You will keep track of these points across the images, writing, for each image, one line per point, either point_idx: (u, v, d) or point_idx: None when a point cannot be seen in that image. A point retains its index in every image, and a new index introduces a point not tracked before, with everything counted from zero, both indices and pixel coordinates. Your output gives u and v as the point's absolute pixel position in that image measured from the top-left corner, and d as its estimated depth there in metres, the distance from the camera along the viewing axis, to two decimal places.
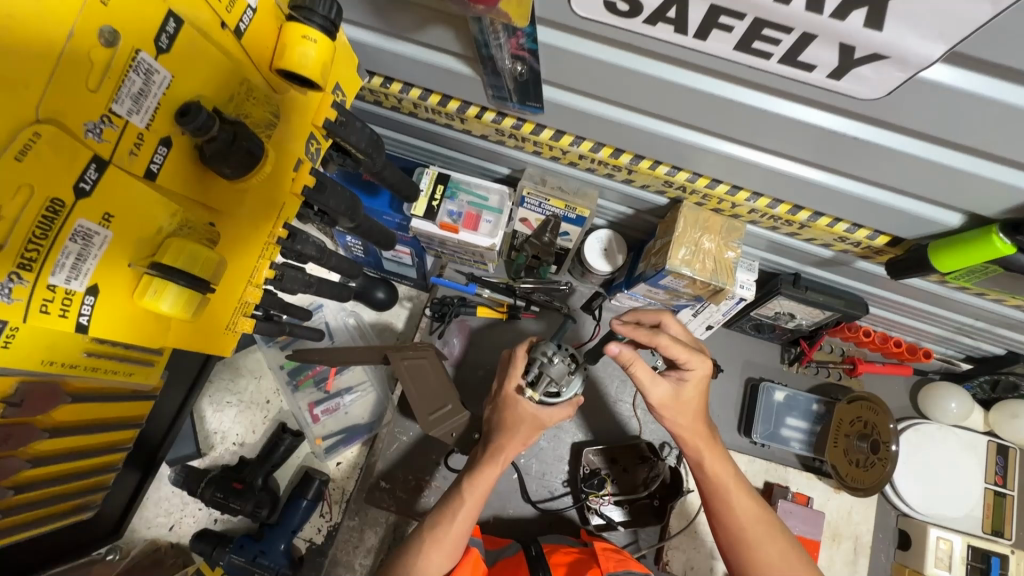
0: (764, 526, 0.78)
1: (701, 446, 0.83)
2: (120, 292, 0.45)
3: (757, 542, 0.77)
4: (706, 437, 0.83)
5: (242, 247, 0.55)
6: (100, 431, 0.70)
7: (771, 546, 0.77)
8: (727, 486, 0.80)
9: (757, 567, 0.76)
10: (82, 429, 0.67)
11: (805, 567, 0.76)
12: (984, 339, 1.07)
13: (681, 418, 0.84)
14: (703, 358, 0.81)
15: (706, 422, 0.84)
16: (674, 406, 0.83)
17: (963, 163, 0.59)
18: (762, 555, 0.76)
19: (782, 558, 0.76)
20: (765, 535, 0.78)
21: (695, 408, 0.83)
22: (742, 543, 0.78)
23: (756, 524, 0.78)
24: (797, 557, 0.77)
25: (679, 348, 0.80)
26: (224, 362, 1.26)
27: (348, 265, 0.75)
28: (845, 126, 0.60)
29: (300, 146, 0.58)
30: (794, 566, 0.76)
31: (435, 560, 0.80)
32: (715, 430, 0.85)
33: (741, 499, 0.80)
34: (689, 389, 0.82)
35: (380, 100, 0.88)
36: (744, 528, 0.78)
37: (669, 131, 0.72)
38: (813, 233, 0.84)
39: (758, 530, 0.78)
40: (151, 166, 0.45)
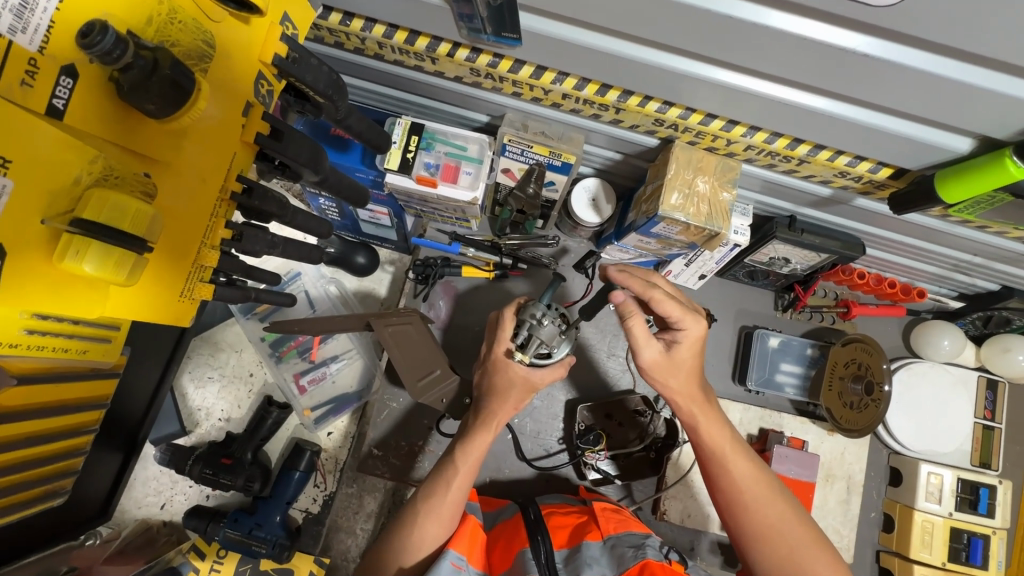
0: (764, 489, 0.76)
1: (695, 411, 0.81)
2: (35, 253, 0.40)
3: (755, 506, 0.75)
4: (699, 401, 0.82)
5: (189, 203, 0.49)
6: (56, 415, 0.65)
7: (771, 508, 0.75)
8: (723, 450, 0.79)
9: (757, 530, 0.74)
10: (36, 413, 0.62)
11: (806, 529, 0.74)
12: (979, 275, 1.05)
13: (674, 381, 0.82)
14: (696, 317, 0.79)
15: (701, 387, 0.82)
16: (668, 368, 0.81)
17: (979, 79, 0.55)
18: (762, 519, 0.74)
19: (782, 520, 0.74)
20: (765, 498, 0.75)
21: (688, 371, 0.81)
22: (740, 508, 0.76)
23: (754, 487, 0.76)
24: (797, 519, 0.74)
25: (674, 305, 0.78)
26: (201, 337, 1.20)
27: (319, 224, 0.68)
28: (855, 42, 0.54)
29: (247, 86, 0.51)
30: (795, 528, 0.74)
31: (428, 529, 0.78)
32: (711, 395, 0.83)
33: (738, 462, 0.78)
34: (682, 351, 0.80)
35: (341, 41, 0.80)
36: (741, 492, 0.76)
37: (661, 59, 0.66)
38: (812, 170, 0.79)
39: (757, 494, 0.76)
40: (55, 101, 0.38)
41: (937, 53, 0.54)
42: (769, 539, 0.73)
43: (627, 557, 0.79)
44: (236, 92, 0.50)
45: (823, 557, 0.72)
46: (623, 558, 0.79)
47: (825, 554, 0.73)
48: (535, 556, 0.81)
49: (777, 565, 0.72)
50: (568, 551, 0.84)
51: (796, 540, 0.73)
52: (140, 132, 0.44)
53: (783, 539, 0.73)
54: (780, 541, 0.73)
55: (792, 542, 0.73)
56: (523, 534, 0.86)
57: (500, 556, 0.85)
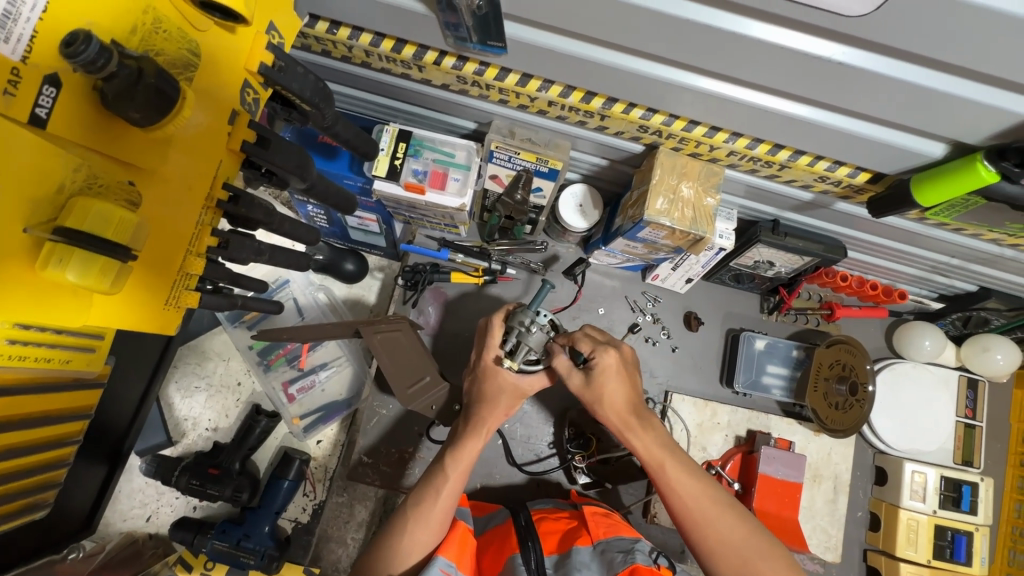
0: (709, 501, 0.77)
1: (632, 431, 0.83)
2: (17, 262, 0.39)
3: (705, 521, 0.76)
4: (635, 423, 0.83)
5: (173, 210, 0.49)
6: (39, 426, 0.64)
7: (717, 519, 0.76)
8: (661, 463, 0.80)
9: (710, 543, 0.75)
10: (19, 425, 0.61)
11: (756, 535, 0.75)
12: (957, 276, 1.07)
13: (605, 407, 0.84)
14: (608, 348, 0.83)
15: (635, 410, 0.84)
16: (593, 396, 0.85)
17: (949, 87, 0.56)
18: (713, 531, 0.75)
19: (730, 531, 0.75)
20: (710, 509, 0.76)
21: (615, 399, 0.84)
22: (690, 526, 0.76)
23: (699, 500, 0.77)
24: (744, 527, 0.75)
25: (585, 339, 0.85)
26: (188, 346, 1.19)
27: (307, 231, 0.68)
28: (829, 51, 0.56)
29: (234, 94, 0.52)
30: (744, 537, 0.74)
31: (418, 536, 0.78)
32: (651, 414, 0.84)
33: (680, 479, 0.78)
34: (599, 379, 0.83)
35: (328, 50, 0.81)
36: (688, 506, 0.77)
37: (644, 68, 0.67)
38: (794, 174, 0.81)
39: (701, 506, 0.77)
40: (38, 110, 0.38)
41: (909, 61, 0.56)
42: (723, 553, 0.74)
43: (616, 561, 0.79)
44: (221, 100, 0.51)
45: (775, 562, 0.73)
46: (612, 562, 0.79)
47: (777, 559, 0.73)
48: (526, 562, 0.80)
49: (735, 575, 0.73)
50: (558, 557, 0.84)
51: (749, 548, 0.73)
52: (125, 140, 0.44)
53: (734, 551, 0.73)
54: (732, 552, 0.74)
55: (744, 551, 0.73)
56: (514, 540, 0.85)
57: (490, 563, 0.84)
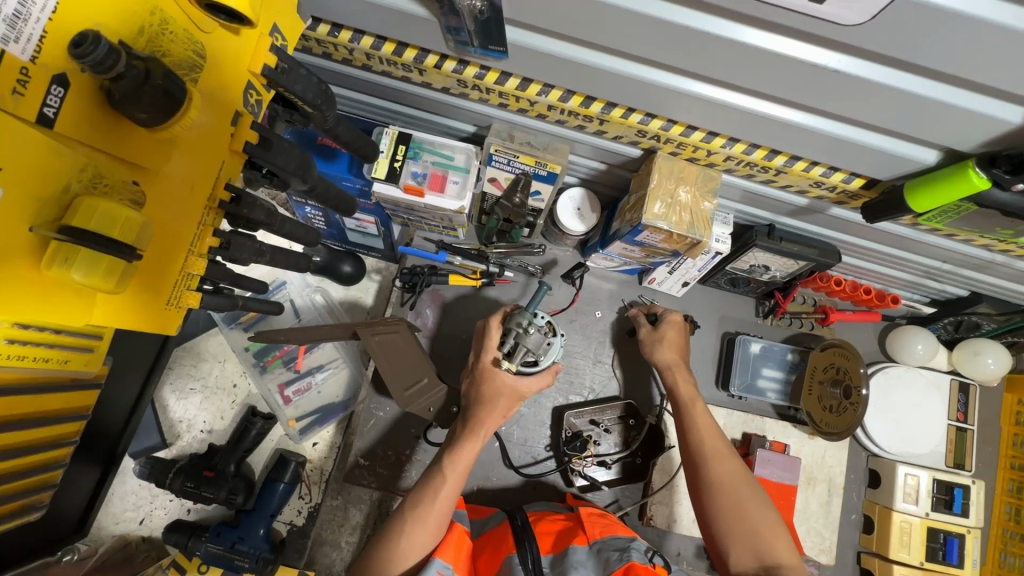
0: (723, 443, 0.83)
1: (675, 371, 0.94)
2: (23, 261, 0.39)
3: (715, 455, 0.81)
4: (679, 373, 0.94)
5: (177, 211, 0.49)
6: (35, 427, 0.64)
7: (727, 457, 0.81)
8: (693, 403, 0.89)
9: (714, 472, 0.79)
10: (16, 426, 0.61)
11: (756, 487, 0.78)
12: (949, 281, 1.09)
13: (659, 354, 0.97)
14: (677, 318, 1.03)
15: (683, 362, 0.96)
16: (655, 340, 0.97)
17: (941, 94, 0.58)
18: (718, 463, 0.80)
19: (735, 469, 0.80)
20: (723, 448, 0.82)
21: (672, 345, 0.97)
22: (699, 453, 0.82)
23: (713, 438, 0.83)
24: (748, 474, 0.79)
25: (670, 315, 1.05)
26: (184, 348, 1.19)
27: (307, 232, 0.68)
28: (825, 59, 0.57)
29: (237, 96, 0.52)
30: (746, 480, 0.79)
31: (416, 538, 0.78)
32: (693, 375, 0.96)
33: (704, 419, 0.86)
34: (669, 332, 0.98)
35: (329, 52, 0.81)
36: (702, 439, 0.83)
37: (643, 73, 0.68)
38: (789, 180, 0.82)
39: (716, 441, 0.83)
40: (46, 109, 0.38)
41: (902, 69, 0.57)
42: (722, 487, 0.78)
43: (612, 560, 0.79)
44: (224, 101, 0.51)
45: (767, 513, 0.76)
46: (608, 561, 0.79)
47: (770, 510, 0.76)
48: (523, 561, 0.80)
49: (726, 505, 0.76)
50: (554, 556, 0.84)
51: (743, 490, 0.77)
52: (131, 140, 0.44)
53: (732, 488, 0.77)
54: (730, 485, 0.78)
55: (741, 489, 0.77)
56: (511, 540, 0.85)
57: (487, 563, 0.84)
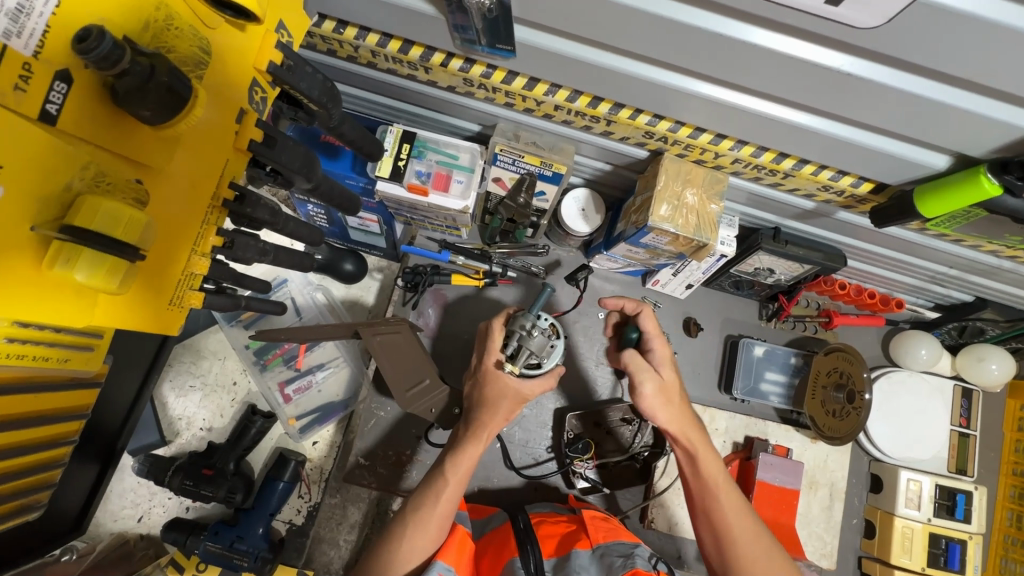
0: (749, 520, 0.77)
1: (689, 436, 0.81)
2: (23, 261, 0.38)
3: (745, 542, 0.75)
4: (690, 428, 0.82)
5: (180, 210, 0.48)
6: (35, 425, 0.63)
7: (756, 541, 0.75)
8: (715, 476, 0.79)
9: (742, 561, 0.74)
10: (15, 424, 0.60)
11: (785, 570, 0.75)
12: (954, 287, 1.08)
13: (664, 411, 0.83)
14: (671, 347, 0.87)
15: (693, 417, 0.83)
16: (660, 398, 0.82)
17: (954, 99, 0.57)
18: (747, 553, 0.75)
19: (764, 555, 0.75)
20: (751, 531, 0.76)
21: (676, 403, 0.83)
22: (727, 542, 0.76)
23: (741, 520, 0.77)
24: (777, 557, 0.75)
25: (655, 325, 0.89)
26: (184, 345, 1.18)
27: (310, 231, 0.67)
28: (837, 61, 0.56)
29: (242, 94, 0.51)
30: (776, 567, 0.74)
31: (417, 543, 0.77)
32: (701, 422, 0.84)
33: (728, 495, 0.78)
34: (670, 376, 0.84)
35: (334, 49, 0.80)
36: (729, 525, 0.76)
37: (652, 74, 0.67)
38: (797, 183, 0.81)
39: (742, 522, 0.76)
40: (48, 106, 0.37)
41: (915, 73, 0.57)
42: None
43: (615, 566, 0.79)
44: (229, 98, 0.50)
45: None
46: (611, 566, 0.79)
47: None
48: (524, 565, 0.80)
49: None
50: (557, 560, 0.84)
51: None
52: (135, 138, 0.43)
53: None
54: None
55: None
56: (513, 543, 0.85)
57: (489, 565, 0.84)
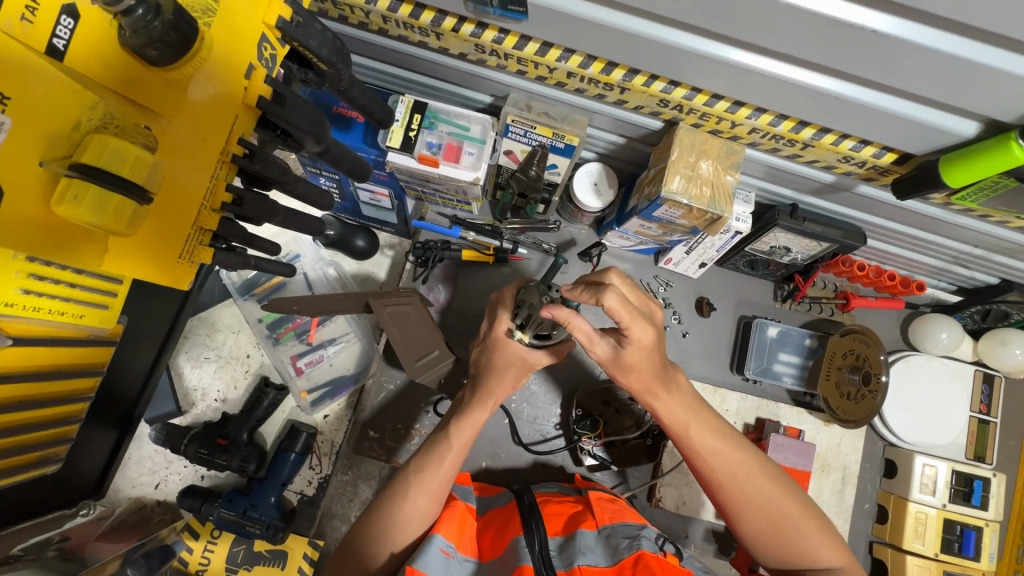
0: (736, 463, 0.76)
1: (656, 395, 0.78)
2: (33, 194, 0.41)
3: (731, 479, 0.75)
4: (658, 383, 0.77)
5: (189, 160, 0.49)
6: (52, 378, 0.65)
7: (748, 480, 0.75)
8: (687, 429, 0.78)
9: (740, 505, 0.75)
10: (34, 375, 0.62)
11: (789, 498, 0.74)
12: (979, 268, 1.05)
13: (631, 375, 0.77)
14: (645, 325, 0.70)
15: (661, 374, 0.77)
16: (620, 367, 0.76)
17: (986, 58, 0.55)
18: (736, 488, 0.75)
19: (760, 492, 0.74)
20: (738, 470, 0.75)
21: (642, 369, 0.75)
22: (716, 482, 0.76)
23: (722, 460, 0.76)
24: (776, 489, 0.74)
25: (626, 310, 0.68)
26: (199, 318, 1.19)
27: (319, 194, 0.67)
28: (863, 17, 0.54)
29: (251, 47, 0.51)
30: (776, 502, 0.74)
31: (418, 505, 0.78)
32: (669, 366, 0.79)
33: (703, 437, 0.77)
34: (631, 353, 0.73)
35: (345, 15, 0.80)
36: (712, 467, 0.77)
37: (666, 36, 0.66)
38: (816, 154, 0.79)
39: (728, 469, 0.76)
40: (55, 41, 0.40)
41: (945, 30, 0.54)
42: (752, 512, 0.74)
43: (621, 548, 0.78)
44: (236, 50, 0.50)
45: (808, 524, 0.73)
46: (617, 549, 0.78)
47: (802, 507, 0.74)
48: (529, 544, 0.79)
49: (765, 538, 0.74)
50: (562, 539, 0.83)
51: (774, 506, 0.74)
52: (141, 82, 0.45)
53: (763, 510, 0.74)
54: (761, 515, 0.74)
55: (776, 514, 0.73)
56: (518, 522, 0.84)
57: (493, 541, 0.84)
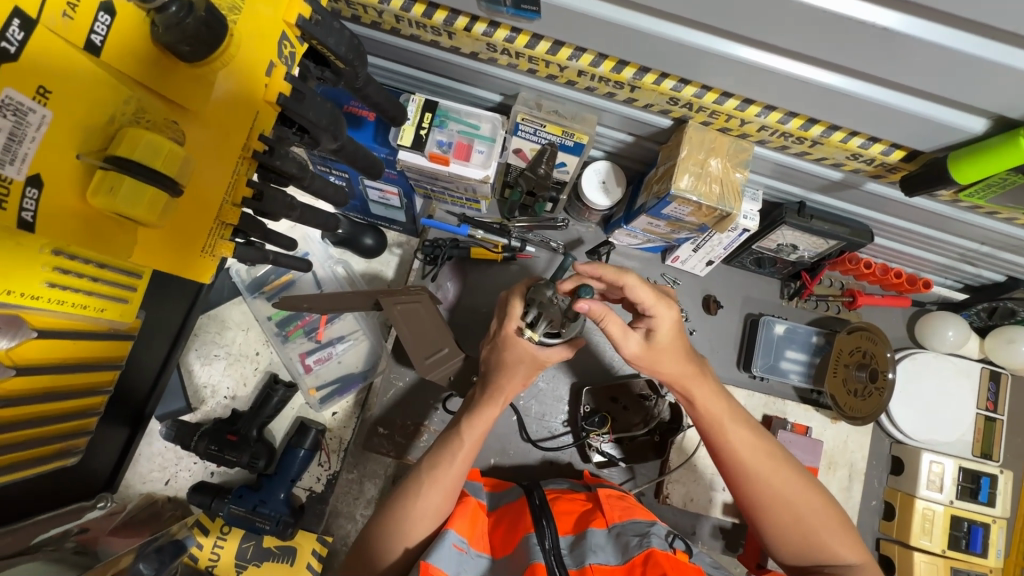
0: (767, 457, 0.76)
1: (690, 384, 0.79)
2: (68, 186, 0.42)
3: (761, 475, 0.75)
4: (691, 375, 0.78)
5: (214, 154, 0.50)
6: (74, 370, 0.66)
7: (776, 477, 0.75)
8: (720, 420, 0.78)
9: (766, 501, 0.75)
10: (56, 368, 0.63)
11: (814, 496, 0.75)
12: (985, 265, 1.05)
13: (663, 366, 0.78)
14: (669, 304, 0.75)
15: (692, 360, 0.79)
16: (652, 357, 0.78)
17: (997, 55, 0.55)
18: (765, 484, 0.75)
19: (788, 489, 0.74)
20: (768, 467, 0.75)
21: (674, 355, 0.77)
22: (744, 477, 0.76)
23: (754, 455, 0.76)
24: (804, 486, 0.75)
25: (647, 290, 0.73)
26: (209, 315, 1.21)
27: (335, 191, 0.68)
28: (876, 15, 0.55)
29: (272, 44, 0.52)
30: (803, 498, 0.74)
31: (432, 502, 0.79)
32: (702, 361, 0.80)
33: (736, 431, 0.77)
34: (663, 337, 0.76)
35: (359, 15, 0.81)
36: (742, 462, 0.76)
37: (678, 34, 0.66)
38: (824, 152, 0.80)
39: (760, 463, 0.76)
40: (93, 36, 0.41)
41: (956, 27, 0.55)
42: (777, 508, 0.74)
43: (631, 546, 0.79)
44: (260, 47, 0.51)
45: (830, 522, 0.74)
46: (627, 546, 0.79)
47: (826, 506, 0.75)
48: (540, 542, 0.80)
49: (787, 532, 0.74)
50: (573, 537, 0.84)
51: (801, 504, 0.74)
52: (171, 77, 0.46)
53: (789, 506, 0.74)
54: (786, 510, 0.74)
55: (801, 510, 0.74)
56: (529, 519, 0.85)
57: (504, 537, 0.85)
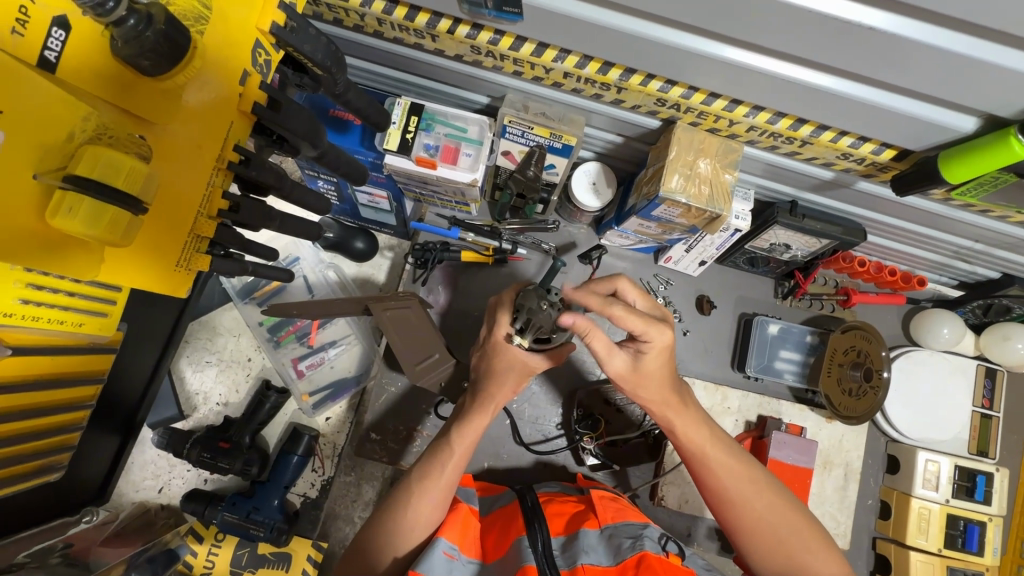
0: (749, 482, 0.76)
1: (670, 413, 0.79)
2: (29, 206, 0.41)
3: (743, 499, 0.75)
4: (674, 403, 0.79)
5: (183, 167, 0.49)
6: (38, 388, 0.65)
7: (758, 500, 0.75)
8: (703, 450, 0.78)
9: (750, 525, 0.74)
10: (20, 386, 0.63)
11: (798, 517, 0.74)
12: (979, 262, 1.04)
13: (644, 391, 0.78)
14: (661, 328, 0.71)
15: (675, 389, 0.78)
16: (637, 378, 0.77)
17: (985, 54, 0.54)
18: (748, 509, 0.75)
19: (771, 511, 0.74)
20: (750, 490, 0.75)
21: (659, 380, 0.76)
22: (727, 502, 0.76)
23: (737, 480, 0.76)
24: (787, 508, 0.75)
25: (637, 318, 0.70)
26: (200, 322, 1.19)
27: (318, 199, 0.67)
28: (862, 15, 0.54)
29: (244, 54, 0.51)
30: (788, 520, 0.74)
31: (424, 512, 0.79)
32: (684, 390, 0.80)
33: (719, 457, 0.77)
34: (649, 361, 0.75)
35: (340, 18, 0.80)
36: (725, 488, 0.76)
37: (663, 35, 0.65)
38: (815, 151, 0.79)
39: (742, 488, 0.75)
40: (47, 53, 0.41)
41: (943, 26, 0.54)
42: (760, 531, 0.74)
43: (624, 548, 0.78)
44: (231, 56, 0.50)
45: (815, 544, 0.73)
46: (620, 548, 0.78)
47: (811, 527, 0.74)
48: (532, 544, 0.79)
49: (772, 557, 0.73)
50: (565, 539, 0.83)
51: (785, 526, 0.73)
52: (134, 93, 0.46)
53: (773, 529, 0.73)
54: (770, 532, 0.73)
55: (785, 531, 0.73)
56: (520, 522, 0.84)
57: (495, 542, 0.84)
